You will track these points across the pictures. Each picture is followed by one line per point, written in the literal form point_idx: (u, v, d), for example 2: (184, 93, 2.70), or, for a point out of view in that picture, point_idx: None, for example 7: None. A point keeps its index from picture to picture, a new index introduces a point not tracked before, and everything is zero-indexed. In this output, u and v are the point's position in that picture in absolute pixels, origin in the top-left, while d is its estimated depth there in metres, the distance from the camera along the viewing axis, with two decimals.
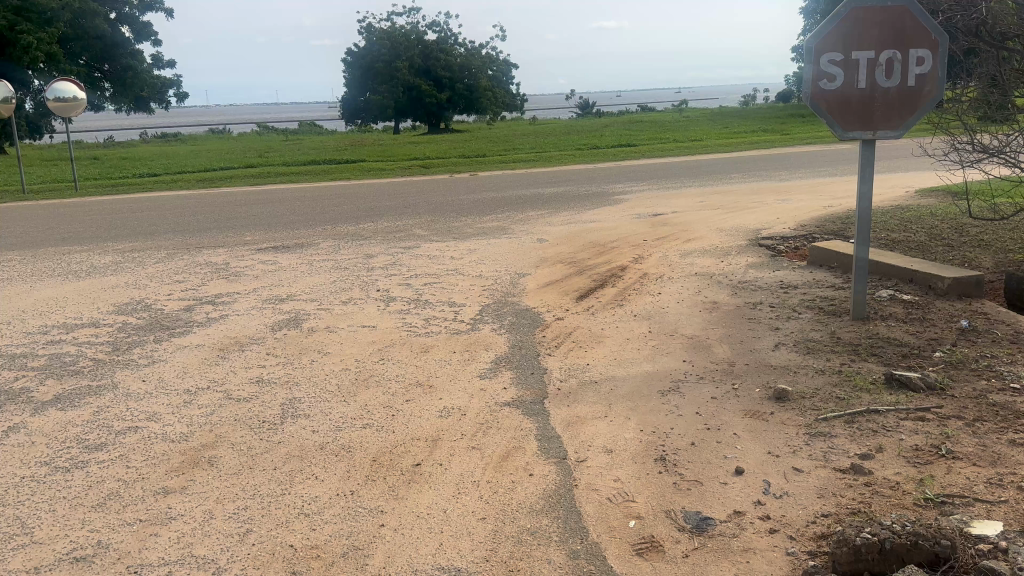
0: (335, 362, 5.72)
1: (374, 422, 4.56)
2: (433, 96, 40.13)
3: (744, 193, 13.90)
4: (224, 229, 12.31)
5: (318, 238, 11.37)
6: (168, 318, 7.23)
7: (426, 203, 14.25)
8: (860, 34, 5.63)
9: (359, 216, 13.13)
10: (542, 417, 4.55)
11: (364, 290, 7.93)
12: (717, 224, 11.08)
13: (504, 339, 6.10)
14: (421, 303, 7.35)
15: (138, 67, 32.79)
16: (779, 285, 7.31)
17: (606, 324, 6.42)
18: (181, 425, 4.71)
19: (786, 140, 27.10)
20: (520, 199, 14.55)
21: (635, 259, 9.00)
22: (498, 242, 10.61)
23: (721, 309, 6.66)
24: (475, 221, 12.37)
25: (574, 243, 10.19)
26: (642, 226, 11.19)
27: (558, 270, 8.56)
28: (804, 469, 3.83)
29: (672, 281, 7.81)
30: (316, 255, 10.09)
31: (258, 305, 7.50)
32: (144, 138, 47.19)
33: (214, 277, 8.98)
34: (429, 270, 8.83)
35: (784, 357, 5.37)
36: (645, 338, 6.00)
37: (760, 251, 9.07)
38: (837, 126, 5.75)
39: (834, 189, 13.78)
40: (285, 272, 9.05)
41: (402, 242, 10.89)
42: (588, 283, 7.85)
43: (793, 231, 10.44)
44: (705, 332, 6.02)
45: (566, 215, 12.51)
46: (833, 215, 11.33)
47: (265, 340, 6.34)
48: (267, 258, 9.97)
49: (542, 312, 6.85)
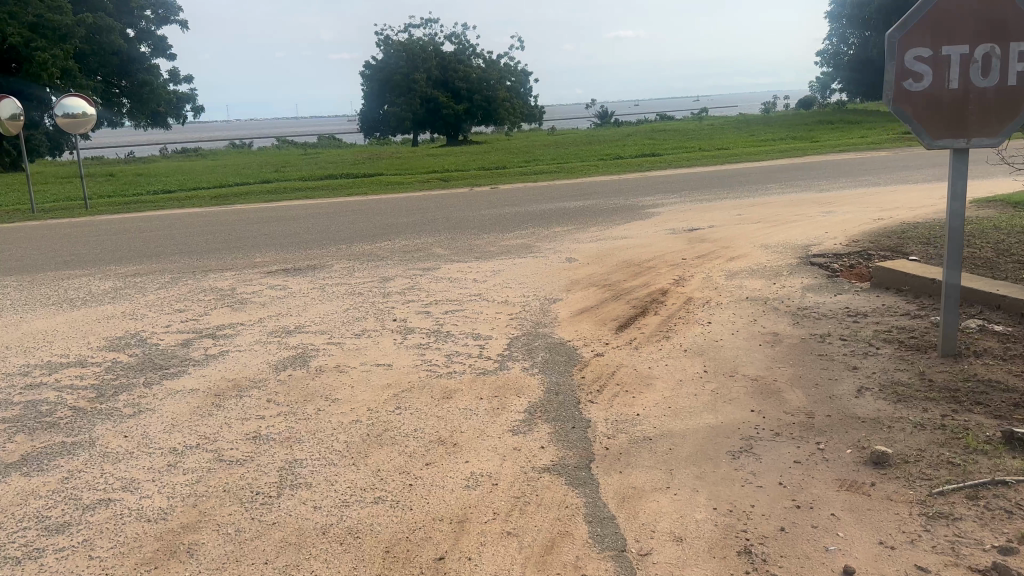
0: (344, 411, 4.96)
1: (389, 495, 3.78)
2: (451, 107, 39.58)
3: (784, 205, 13.05)
4: (235, 250, 11.66)
5: (332, 259, 10.67)
6: (162, 355, 6.52)
7: (446, 219, 13.54)
8: (953, 25, 4.80)
9: (376, 234, 12.44)
10: (590, 488, 3.76)
11: (380, 319, 7.20)
12: (761, 240, 10.25)
13: (537, 380, 5.32)
14: (442, 335, 6.59)
15: (154, 82, 32.46)
16: (846, 313, 6.47)
17: (654, 361, 5.62)
18: (161, 498, 3.97)
19: (816, 148, 26.22)
20: (544, 213, 13.80)
21: (676, 281, 8.20)
22: (524, 262, 9.85)
23: (784, 343, 5.84)
24: (499, 238, 11.62)
25: (607, 262, 9.41)
26: (679, 243, 10.39)
27: (592, 295, 7.78)
28: (931, 568, 3.02)
29: (722, 307, 7.00)
30: (329, 278, 9.40)
31: (262, 339, 6.79)
32: (163, 154, 47.01)
33: (219, 305, 8.29)
34: (450, 295, 8.09)
35: (871, 406, 4.54)
36: (702, 379, 5.19)
37: (814, 272, 8.24)
38: (926, 134, 4.94)
39: (880, 200, 12.90)
40: (295, 299, 8.35)
41: (421, 262, 10.17)
42: (627, 310, 7.06)
43: (845, 248, 9.60)
44: (770, 374, 5.20)
45: (595, 231, 11.74)
46: (886, 229, 10.47)
47: (267, 383, 5.61)
48: (277, 282, 9.27)
49: (578, 345, 6.07)
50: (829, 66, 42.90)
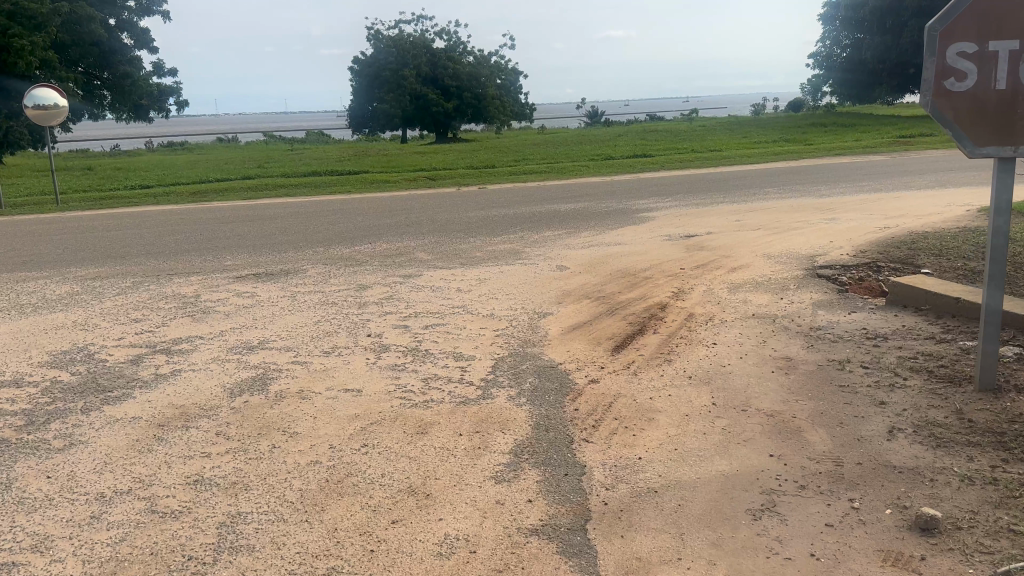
0: (303, 449, 4.32)
1: (345, 566, 3.17)
2: (440, 105, 38.84)
3: (783, 211, 12.49)
4: (205, 252, 10.99)
5: (307, 263, 10.02)
6: (108, 375, 5.86)
7: (431, 221, 12.91)
8: (1003, 16, 4.21)
9: (357, 235, 11.81)
10: (586, 559, 3.16)
11: (353, 334, 6.56)
12: (763, 249, 9.68)
13: (524, 411, 4.71)
14: (420, 354, 5.97)
15: (136, 74, 31.53)
16: (865, 335, 5.89)
17: (656, 389, 5.02)
18: (74, 562, 3.33)
19: (812, 151, 25.78)
20: (533, 216, 13.20)
21: (675, 294, 7.61)
22: (512, 269, 9.24)
23: (800, 371, 5.24)
24: (485, 243, 11.02)
25: (600, 272, 8.81)
26: (676, 251, 9.80)
27: (585, 308, 7.17)
28: None
29: (727, 325, 6.41)
30: (303, 285, 8.76)
31: (221, 357, 6.14)
32: (149, 146, 46.07)
33: (180, 315, 7.63)
34: (431, 307, 7.47)
35: (908, 453, 3.96)
36: (712, 413, 4.59)
37: (823, 287, 7.67)
38: (967, 140, 4.38)
39: (883, 208, 12.37)
40: (264, 309, 7.70)
41: (402, 268, 9.54)
42: (624, 327, 6.45)
43: (852, 259, 9.05)
44: (787, 410, 4.60)
45: (587, 236, 11.15)
46: (894, 239, 9.94)
47: (220, 412, 4.97)
48: (246, 289, 8.61)
49: (570, 369, 5.46)
50: (821, 68, 42.51)
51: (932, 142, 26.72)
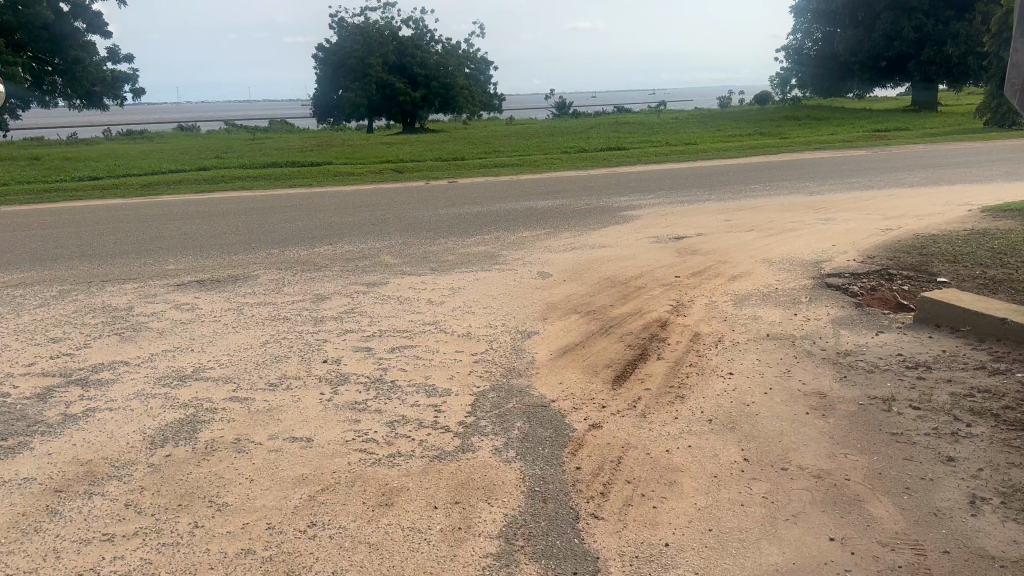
0: (233, 531, 3.39)
1: None
2: (407, 94, 37.71)
3: (774, 210, 11.70)
4: (144, 255, 9.87)
5: (259, 268, 8.98)
6: (6, 415, 4.83)
7: (397, 219, 11.90)
8: None
9: (315, 235, 10.76)
10: None
11: (305, 360, 5.57)
12: (761, 253, 8.85)
13: (514, 470, 3.80)
14: (384, 386, 5.03)
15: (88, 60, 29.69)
16: (904, 365, 5.10)
17: (672, 436, 4.15)
18: None
19: (789, 145, 25.18)
20: (508, 214, 12.26)
21: (674, 308, 6.74)
22: (488, 276, 8.32)
23: (838, 414, 4.41)
24: (457, 245, 10.06)
25: (586, 280, 7.91)
26: (667, 255, 8.95)
27: (575, 326, 6.28)
28: None
29: (741, 349, 5.56)
30: (253, 294, 7.75)
31: (145, 392, 5.13)
32: (105, 134, 43.92)
33: (105, 333, 6.57)
34: (398, 324, 6.50)
35: (1004, 538, 3.17)
36: (745, 475, 3.73)
37: (839, 300, 6.89)
38: None
39: (878, 207, 11.64)
40: (205, 325, 6.70)
41: (366, 274, 8.57)
42: (622, 352, 5.56)
43: (860, 265, 8.29)
44: (836, 469, 3.78)
45: (568, 237, 10.24)
46: (899, 241, 9.23)
47: (133, 471, 3.99)
48: (187, 301, 7.57)
49: (566, 408, 4.56)
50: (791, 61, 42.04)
51: (909, 136, 26.36)
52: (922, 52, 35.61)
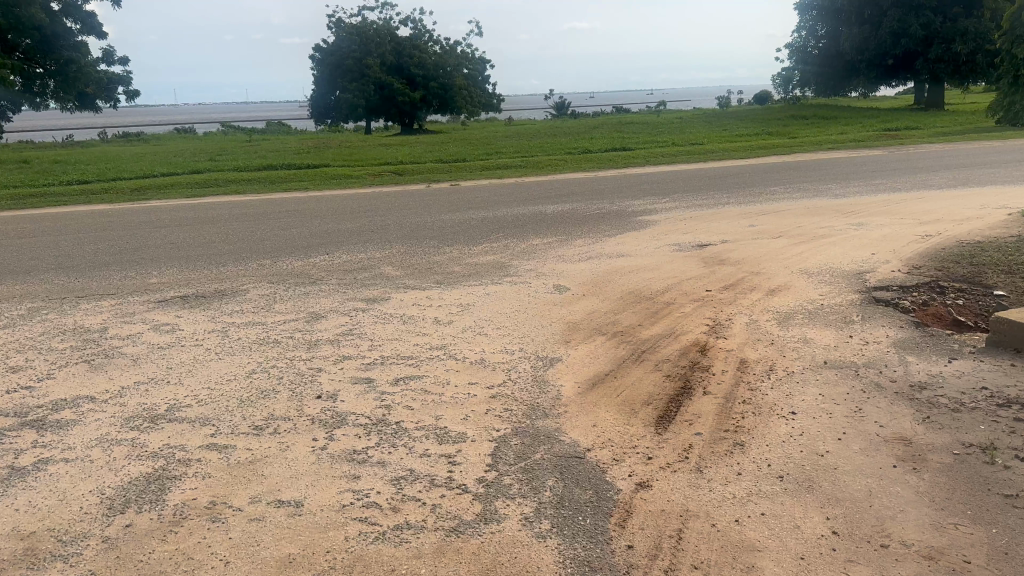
0: None
1: None
2: (406, 95, 37.03)
3: (798, 214, 10.98)
4: (127, 267, 9.18)
5: (249, 282, 8.25)
6: None
7: (398, 226, 11.20)
8: None
9: (311, 244, 10.08)
10: None
11: (296, 397, 4.84)
12: (795, 263, 8.14)
13: (552, 550, 3.08)
14: (389, 430, 4.30)
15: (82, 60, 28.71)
16: (993, 402, 4.38)
17: (738, 499, 3.43)
18: None
19: (799, 144, 24.48)
20: (515, 219, 11.56)
21: (712, 328, 6.01)
22: (499, 290, 7.59)
23: (933, 468, 3.70)
24: (463, 254, 9.34)
25: (608, 295, 7.19)
26: (693, 265, 8.23)
27: (602, 352, 5.55)
28: None
29: (799, 382, 4.83)
30: (241, 313, 7.03)
31: (108, 437, 4.40)
32: (102, 137, 43.16)
33: (74, 361, 5.84)
34: (402, 349, 5.77)
35: None
36: (838, 557, 3.02)
37: (895, 320, 6.17)
38: None
39: (911, 211, 10.94)
40: (185, 351, 5.96)
41: (366, 288, 7.85)
42: (661, 385, 4.82)
43: (906, 276, 7.58)
44: (950, 547, 3.07)
45: (582, 246, 9.53)
46: (942, 249, 8.53)
47: (82, 551, 3.26)
48: (168, 321, 6.84)
49: (606, 460, 3.83)
50: (795, 60, 41.34)
51: (921, 136, 25.66)
52: (929, 50, 34.87)
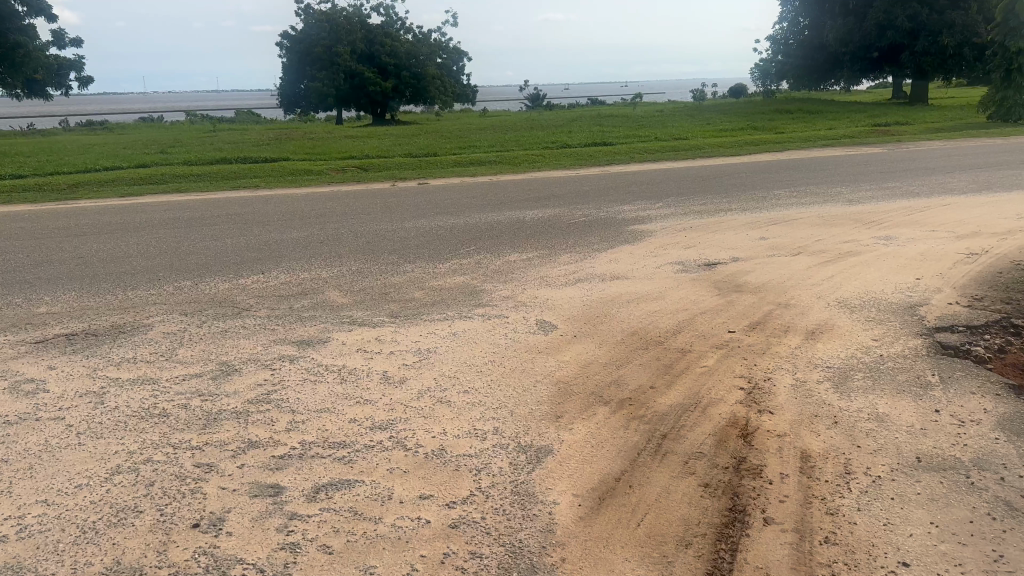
0: None
1: None
2: (377, 83, 35.32)
3: (814, 224, 9.54)
4: (20, 289, 7.55)
5: (159, 313, 6.63)
6: None
7: (354, 236, 9.59)
8: None
9: (248, 259, 8.47)
10: None
11: (162, 527, 3.28)
12: (829, 290, 6.69)
13: None
14: None
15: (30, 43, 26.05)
16: None
17: None
18: None
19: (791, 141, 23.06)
20: (489, 227, 10.02)
21: (749, 395, 4.50)
22: (468, 328, 6.04)
23: None
24: (426, 274, 7.77)
25: (607, 336, 5.70)
26: (706, 293, 6.74)
27: (608, 436, 4.04)
28: None
29: (898, 498, 3.37)
30: (133, 362, 5.42)
31: None
32: (57, 125, 40.72)
33: None
34: (333, 428, 4.22)
35: None
36: None
37: (984, 381, 4.74)
38: None
39: (941, 221, 9.54)
40: (35, 429, 4.34)
41: (302, 324, 6.26)
42: (699, 501, 3.35)
43: (969, 311, 6.14)
44: None
45: (569, 264, 8.02)
46: (998, 274, 7.10)
47: None
48: (35, 376, 5.21)
49: None
50: (778, 51, 40.04)
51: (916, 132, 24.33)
52: (916, 43, 33.61)
